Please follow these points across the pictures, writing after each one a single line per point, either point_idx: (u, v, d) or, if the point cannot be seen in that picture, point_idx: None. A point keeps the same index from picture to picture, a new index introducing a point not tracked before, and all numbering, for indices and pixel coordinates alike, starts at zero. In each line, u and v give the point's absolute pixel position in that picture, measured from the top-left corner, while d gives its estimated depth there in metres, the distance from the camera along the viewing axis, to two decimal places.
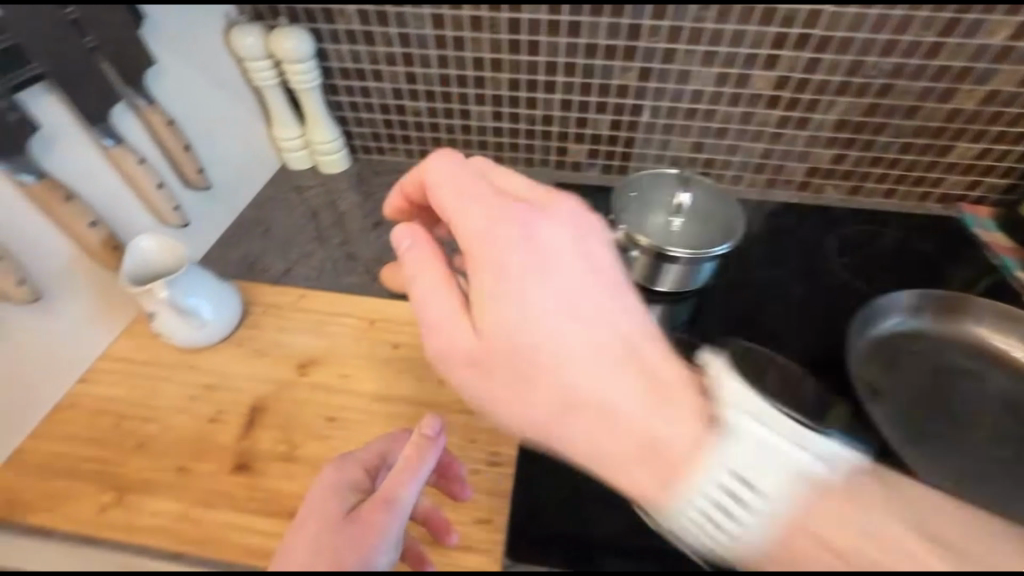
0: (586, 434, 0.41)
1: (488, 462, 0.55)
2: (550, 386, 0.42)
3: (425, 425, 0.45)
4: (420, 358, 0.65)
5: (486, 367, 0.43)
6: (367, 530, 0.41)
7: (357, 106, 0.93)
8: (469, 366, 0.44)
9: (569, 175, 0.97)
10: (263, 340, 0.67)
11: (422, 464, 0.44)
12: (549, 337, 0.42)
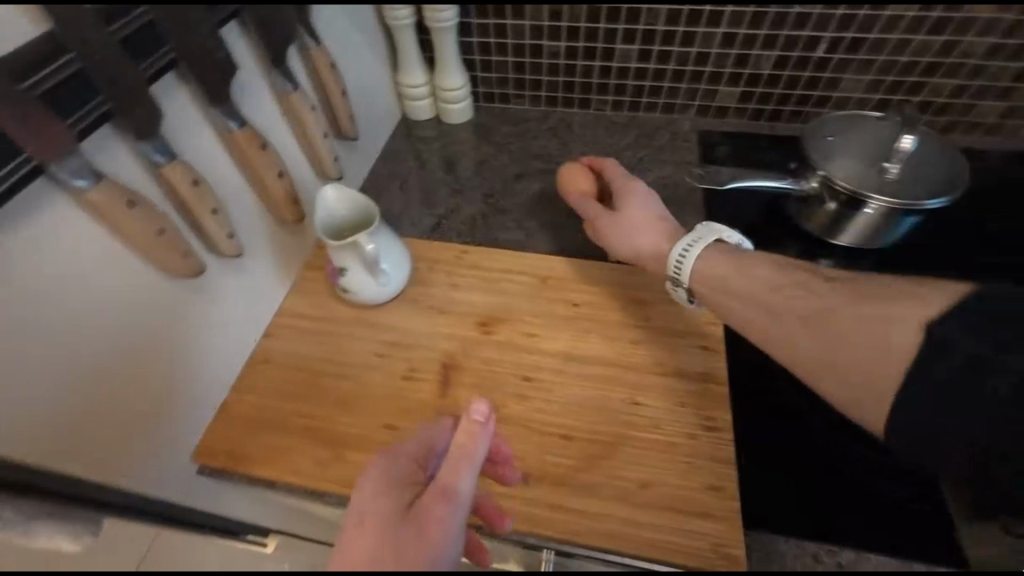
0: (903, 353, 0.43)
1: (705, 427, 0.52)
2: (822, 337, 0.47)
3: (472, 411, 0.38)
4: (605, 317, 0.62)
5: (743, 274, 0.53)
6: (426, 527, 0.31)
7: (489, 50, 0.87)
8: (750, 283, 0.52)
9: (712, 122, 0.88)
10: (435, 297, 0.65)
11: (473, 453, 0.36)
12: (806, 312, 0.49)
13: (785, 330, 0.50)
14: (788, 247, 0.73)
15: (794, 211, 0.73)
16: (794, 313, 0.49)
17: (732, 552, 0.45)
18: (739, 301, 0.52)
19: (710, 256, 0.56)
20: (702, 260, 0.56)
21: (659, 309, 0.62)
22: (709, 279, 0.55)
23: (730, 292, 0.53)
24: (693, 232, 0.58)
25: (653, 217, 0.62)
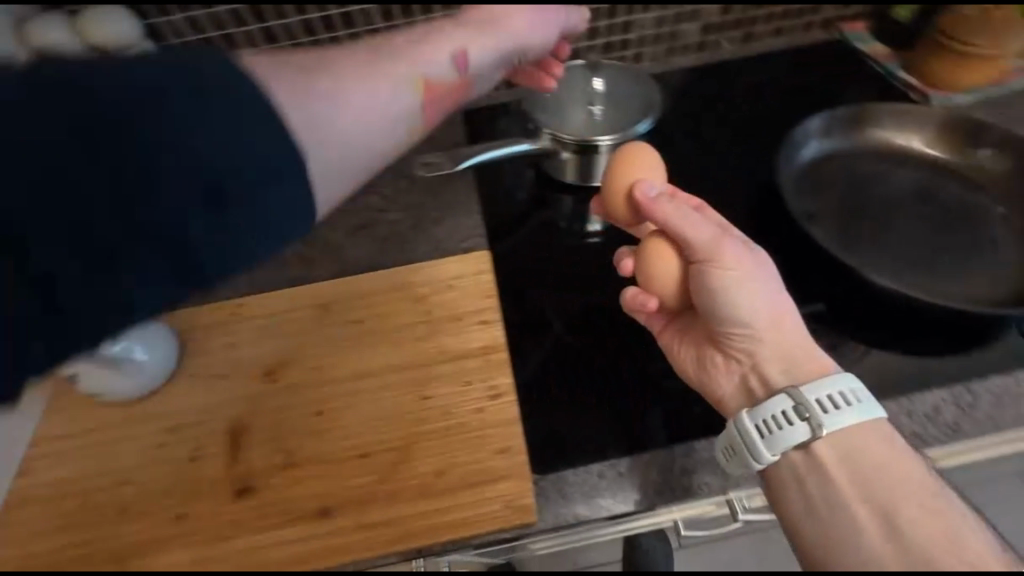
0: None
1: (490, 397, 0.55)
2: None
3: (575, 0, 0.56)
4: (390, 324, 0.62)
5: (857, 462, 0.44)
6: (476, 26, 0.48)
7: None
8: (860, 457, 0.44)
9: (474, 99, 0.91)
10: (216, 362, 0.61)
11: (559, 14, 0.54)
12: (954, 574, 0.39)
13: (879, 547, 0.41)
14: (558, 199, 0.79)
15: (552, 172, 0.78)
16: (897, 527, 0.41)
17: (522, 502, 0.48)
18: (861, 501, 0.43)
19: (912, 471, 0.44)
20: (824, 441, 0.45)
21: (439, 300, 0.64)
22: (835, 446, 0.45)
23: (849, 459, 0.44)
24: (834, 386, 0.46)
25: (773, 309, 0.50)
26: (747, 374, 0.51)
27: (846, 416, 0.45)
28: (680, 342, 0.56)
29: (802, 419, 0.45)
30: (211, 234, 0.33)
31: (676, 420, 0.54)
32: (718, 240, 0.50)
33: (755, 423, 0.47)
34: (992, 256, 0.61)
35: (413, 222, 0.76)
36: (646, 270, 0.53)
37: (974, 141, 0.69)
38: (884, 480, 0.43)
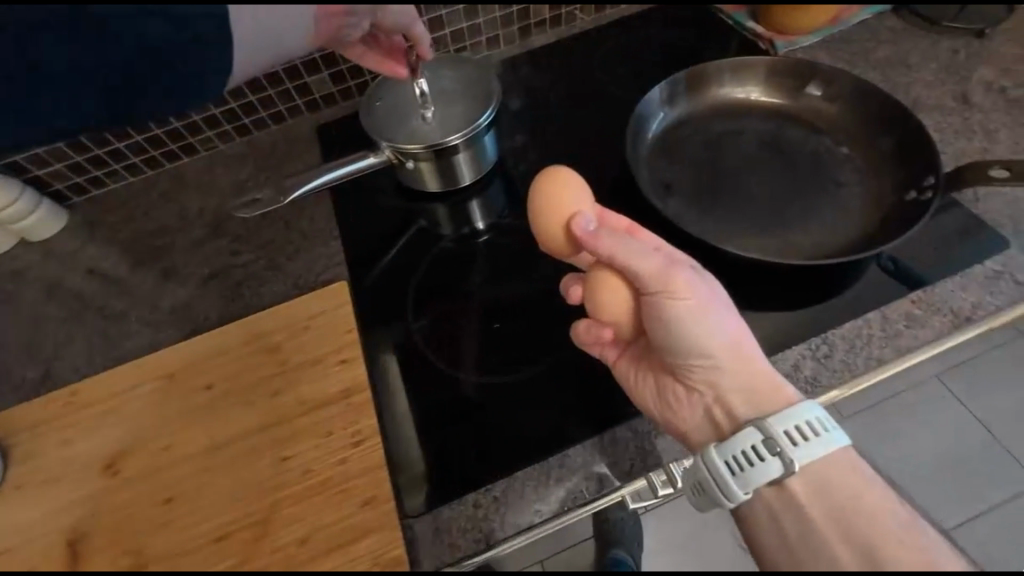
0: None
1: (352, 444, 0.51)
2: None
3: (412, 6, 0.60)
4: (241, 383, 0.57)
5: (837, 499, 0.42)
6: None
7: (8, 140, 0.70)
8: (838, 491, 0.42)
9: (327, 113, 0.85)
10: (47, 465, 0.54)
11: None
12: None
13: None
14: (427, 208, 0.75)
15: (414, 184, 0.74)
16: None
17: (392, 554, 0.46)
18: (839, 536, 0.41)
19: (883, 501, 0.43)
20: (796, 475, 0.43)
21: (293, 346, 0.59)
22: (809, 477, 0.43)
23: (826, 496, 0.43)
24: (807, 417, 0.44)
25: (730, 338, 0.48)
26: (711, 405, 0.50)
27: (813, 445, 0.43)
28: (635, 371, 0.53)
29: (775, 453, 0.43)
30: (131, 98, 0.43)
31: (548, 431, 0.53)
32: (668, 268, 0.47)
33: (727, 463, 0.44)
34: (835, 203, 0.63)
35: (268, 260, 0.70)
36: (596, 302, 0.51)
37: (808, 86, 0.70)
38: (873, 522, 0.41)
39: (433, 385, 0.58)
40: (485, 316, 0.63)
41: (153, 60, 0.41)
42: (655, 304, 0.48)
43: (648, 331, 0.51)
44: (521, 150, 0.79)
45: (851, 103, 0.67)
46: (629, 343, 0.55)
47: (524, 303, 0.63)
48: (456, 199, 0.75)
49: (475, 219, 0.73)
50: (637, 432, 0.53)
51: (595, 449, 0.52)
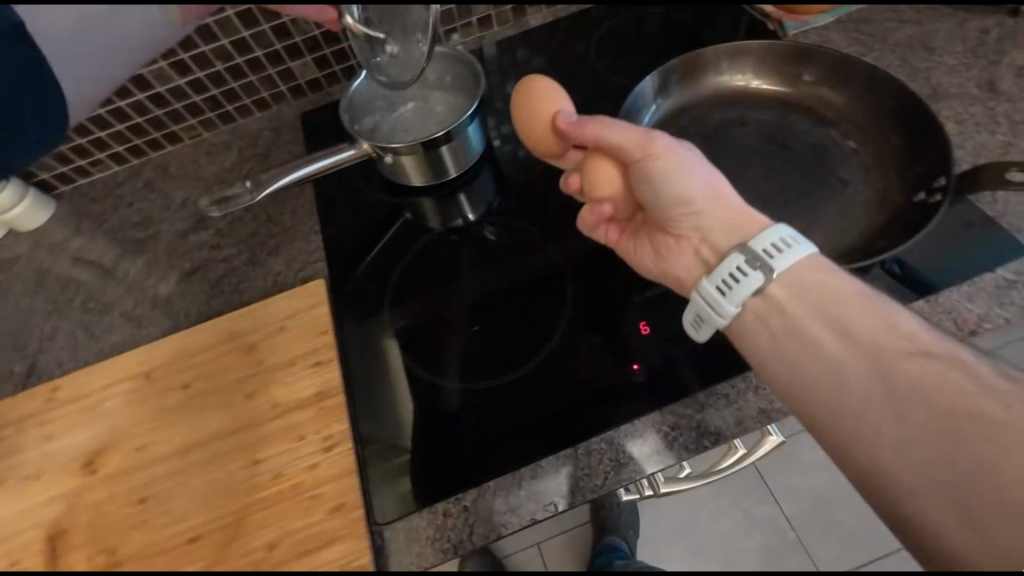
0: (983, 470, 0.39)
1: (323, 449, 0.51)
2: (893, 387, 0.42)
3: None
4: (217, 382, 0.56)
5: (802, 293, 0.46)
6: None
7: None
8: (801, 287, 0.47)
9: (313, 99, 0.83)
10: (27, 461, 0.54)
11: None
12: (907, 358, 0.43)
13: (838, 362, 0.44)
14: (412, 201, 0.72)
15: (395, 177, 0.71)
16: (856, 339, 0.44)
17: (357, 564, 0.46)
18: (815, 324, 0.45)
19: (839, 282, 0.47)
20: (774, 284, 0.47)
21: (269, 346, 0.58)
22: (781, 284, 0.47)
23: (793, 294, 0.46)
24: (774, 236, 0.48)
25: (709, 184, 0.51)
26: (699, 249, 0.51)
27: (785, 256, 0.47)
28: (635, 241, 0.57)
29: (756, 266, 0.47)
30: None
31: (522, 439, 0.52)
32: (648, 135, 0.52)
33: (715, 286, 0.48)
34: (839, 203, 0.59)
35: (249, 255, 0.69)
36: (591, 180, 0.56)
37: (815, 74, 0.65)
38: (846, 294, 0.46)
39: (411, 386, 0.56)
40: (465, 317, 0.61)
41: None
42: (642, 168, 0.52)
43: (639, 192, 0.55)
44: (509, 140, 0.76)
45: (862, 92, 0.63)
46: (629, 220, 0.58)
47: (511, 299, 0.61)
48: (441, 193, 0.72)
49: (462, 211, 0.71)
50: (613, 444, 0.51)
51: (570, 460, 0.50)
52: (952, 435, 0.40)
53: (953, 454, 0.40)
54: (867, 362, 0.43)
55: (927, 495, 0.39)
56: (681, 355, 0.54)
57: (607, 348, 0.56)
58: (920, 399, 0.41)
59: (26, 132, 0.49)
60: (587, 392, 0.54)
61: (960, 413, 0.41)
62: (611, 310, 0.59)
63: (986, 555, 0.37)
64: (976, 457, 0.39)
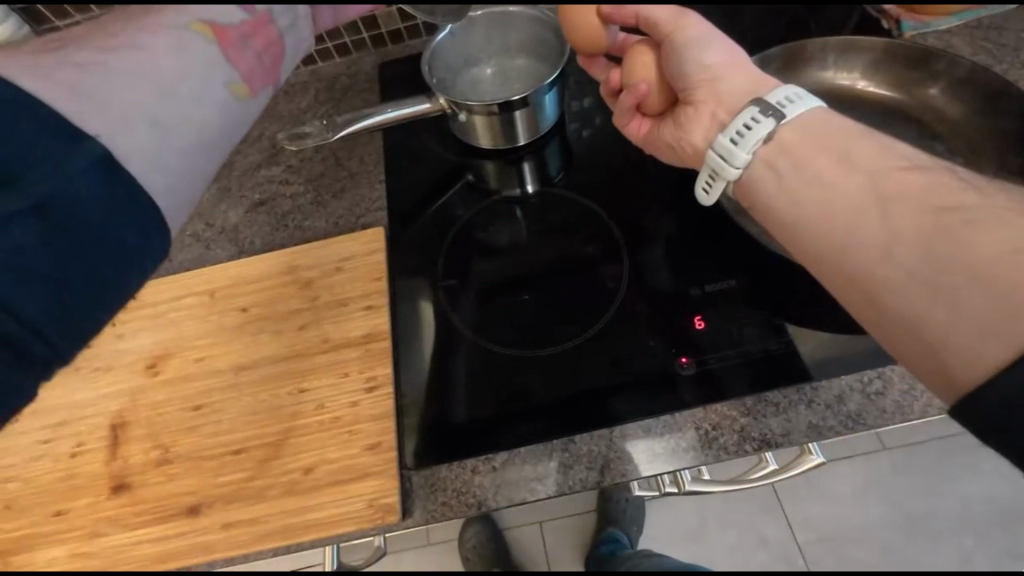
0: (983, 255, 0.35)
1: (366, 389, 0.53)
2: (889, 200, 0.38)
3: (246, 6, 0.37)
4: (274, 311, 0.59)
5: (817, 138, 0.42)
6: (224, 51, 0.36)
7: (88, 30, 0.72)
8: (814, 131, 0.43)
9: (393, 50, 0.83)
10: (99, 354, 0.59)
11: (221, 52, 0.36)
12: (916, 194, 0.38)
13: (846, 196, 0.40)
14: (476, 163, 0.72)
15: (461, 134, 0.70)
16: (850, 157, 0.41)
17: (386, 501, 0.48)
18: (823, 157, 0.42)
19: (856, 133, 0.43)
20: (786, 128, 0.43)
21: (325, 284, 0.60)
22: (795, 127, 0.43)
23: (808, 135, 0.42)
24: (788, 91, 0.44)
25: (727, 56, 0.50)
26: (717, 111, 0.49)
27: (799, 105, 0.44)
28: (659, 125, 0.55)
29: (769, 114, 0.43)
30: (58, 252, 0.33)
31: (557, 412, 0.52)
32: (680, 12, 0.51)
33: (730, 138, 0.44)
34: None
35: (315, 195, 0.71)
36: (628, 66, 0.54)
37: (930, 82, 0.59)
38: (839, 119, 0.44)
39: (452, 342, 0.58)
40: (516, 284, 0.61)
41: (21, 175, 0.31)
42: (667, 36, 0.51)
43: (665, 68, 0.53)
44: (581, 114, 0.75)
45: (983, 106, 0.57)
46: (664, 113, 0.55)
47: (563, 273, 0.61)
48: (507, 159, 0.72)
49: (524, 181, 0.70)
50: (648, 432, 0.50)
51: (603, 442, 0.50)
52: (940, 227, 0.36)
53: (948, 251, 0.36)
54: (863, 176, 0.40)
55: (914, 294, 0.36)
56: (734, 356, 0.52)
57: (657, 336, 0.55)
58: (915, 206, 0.38)
59: (113, 265, 0.34)
60: (630, 376, 0.53)
61: (933, 188, 0.38)
62: (665, 300, 0.57)
63: (968, 352, 0.34)
64: (970, 249, 0.35)
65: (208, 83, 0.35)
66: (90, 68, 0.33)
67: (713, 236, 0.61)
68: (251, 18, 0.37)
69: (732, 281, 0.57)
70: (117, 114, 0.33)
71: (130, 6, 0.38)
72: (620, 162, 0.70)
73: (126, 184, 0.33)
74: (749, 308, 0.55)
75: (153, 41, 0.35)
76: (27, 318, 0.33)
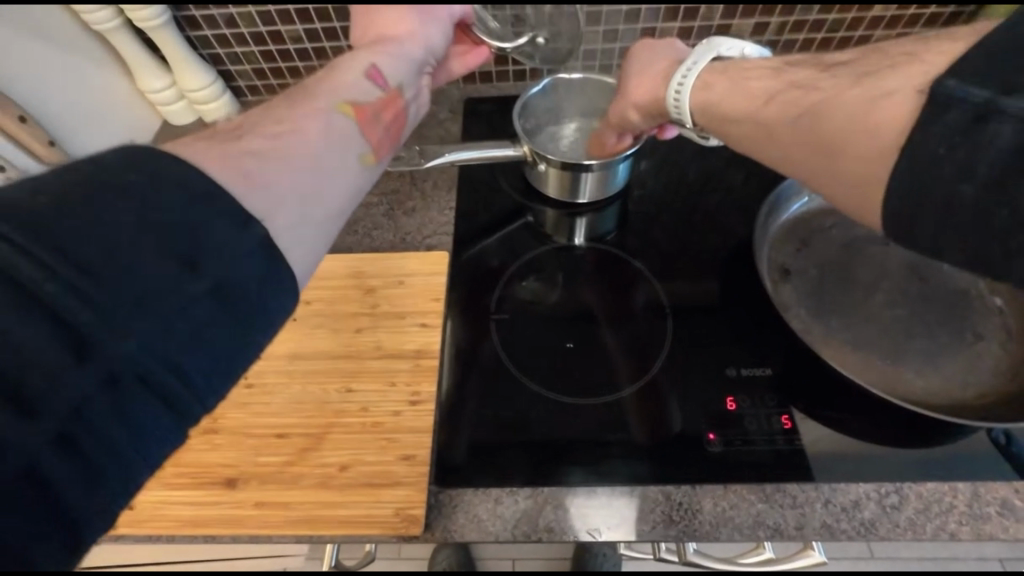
0: (843, 113, 0.40)
1: (409, 402, 0.56)
2: (770, 102, 0.49)
3: (380, 89, 0.50)
4: (335, 310, 0.63)
5: (708, 99, 0.55)
6: (367, 126, 0.48)
7: (216, 22, 0.79)
8: (708, 99, 0.55)
9: (480, 88, 0.89)
10: None
11: (370, 127, 0.48)
12: (789, 104, 0.46)
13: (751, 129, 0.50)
14: (537, 208, 0.77)
15: (535, 182, 0.76)
16: (733, 105, 0.52)
17: (412, 513, 0.51)
18: (721, 121, 0.54)
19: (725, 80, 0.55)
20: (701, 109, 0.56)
21: (387, 294, 0.64)
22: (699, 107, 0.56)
23: (703, 108, 0.56)
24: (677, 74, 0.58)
25: (650, 79, 0.62)
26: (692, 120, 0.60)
27: (693, 77, 0.57)
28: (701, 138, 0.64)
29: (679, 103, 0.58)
30: (215, 322, 0.34)
31: (583, 464, 0.54)
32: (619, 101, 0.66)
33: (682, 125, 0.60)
34: (966, 355, 0.60)
35: (387, 208, 0.75)
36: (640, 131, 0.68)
37: None
38: (725, 64, 0.57)
39: (492, 373, 0.61)
40: (561, 332, 0.64)
41: (198, 253, 0.33)
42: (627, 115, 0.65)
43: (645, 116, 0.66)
44: (638, 178, 0.80)
45: None
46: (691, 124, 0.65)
47: (614, 333, 0.64)
48: (569, 210, 0.76)
49: (579, 233, 0.75)
50: (670, 498, 0.52)
51: (627, 509, 0.52)
52: (811, 117, 0.43)
53: (819, 127, 0.42)
54: (741, 92, 0.52)
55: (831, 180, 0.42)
56: (764, 446, 0.55)
57: (690, 407, 0.58)
58: (787, 116, 0.46)
59: (244, 333, 0.35)
60: (663, 448, 0.55)
61: (795, 81, 0.48)
62: (702, 372, 0.60)
63: (864, 180, 0.39)
64: (828, 118, 0.41)
65: (347, 155, 0.45)
66: (258, 151, 0.40)
67: (754, 320, 0.64)
68: (384, 97, 0.50)
69: (767, 369, 0.60)
70: (277, 194, 0.38)
71: (270, 104, 0.46)
72: (677, 233, 0.73)
73: (280, 262, 0.37)
74: (780, 399, 0.58)
75: (308, 124, 0.44)
76: (172, 383, 0.32)
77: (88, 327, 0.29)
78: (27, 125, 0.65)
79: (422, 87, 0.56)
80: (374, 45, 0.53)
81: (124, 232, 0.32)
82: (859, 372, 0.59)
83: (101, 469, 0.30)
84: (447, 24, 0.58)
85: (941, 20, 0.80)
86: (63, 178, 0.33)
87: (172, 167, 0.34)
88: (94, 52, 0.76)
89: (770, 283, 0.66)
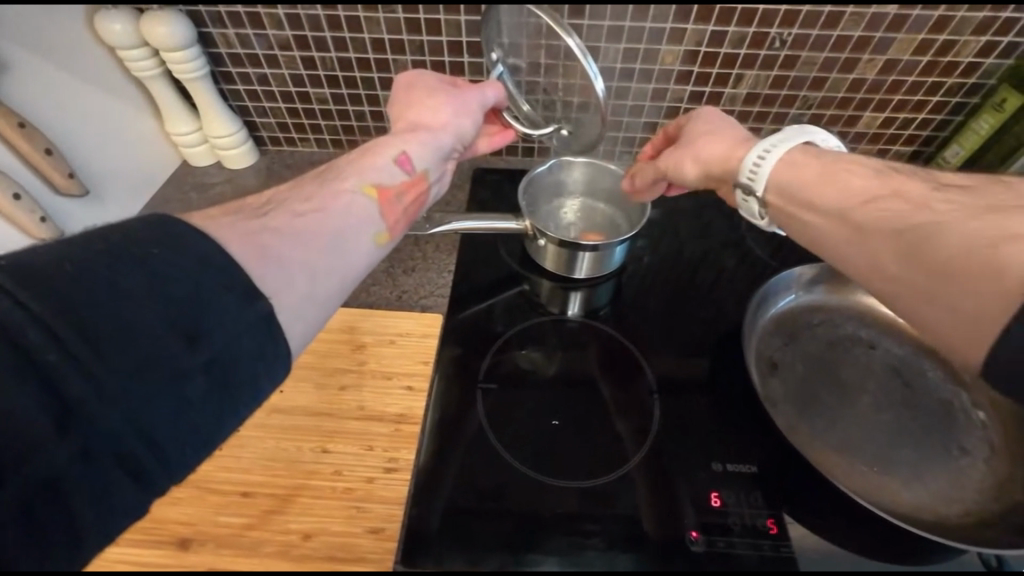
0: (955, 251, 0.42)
1: (384, 469, 0.55)
2: (832, 181, 0.51)
3: (406, 174, 0.53)
4: (322, 365, 0.62)
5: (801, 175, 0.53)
6: (388, 208, 0.50)
7: (250, 79, 0.84)
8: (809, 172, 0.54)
9: (490, 159, 0.94)
10: None
11: (393, 208, 0.51)
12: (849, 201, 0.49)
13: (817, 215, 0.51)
14: (534, 278, 0.79)
15: (533, 254, 0.78)
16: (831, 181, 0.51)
17: None
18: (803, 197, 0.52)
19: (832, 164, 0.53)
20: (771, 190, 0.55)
21: (376, 352, 0.63)
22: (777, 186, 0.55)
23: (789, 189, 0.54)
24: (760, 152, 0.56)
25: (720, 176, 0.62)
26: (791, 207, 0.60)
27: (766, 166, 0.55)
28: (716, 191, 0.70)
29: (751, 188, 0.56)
30: (204, 399, 0.35)
31: (559, 550, 0.52)
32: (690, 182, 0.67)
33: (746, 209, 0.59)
34: (953, 470, 0.59)
35: (388, 265, 0.76)
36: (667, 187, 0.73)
37: None
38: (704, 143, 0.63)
39: (475, 445, 0.59)
40: (550, 408, 0.63)
41: (201, 330, 0.34)
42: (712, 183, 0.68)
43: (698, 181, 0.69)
44: (633, 255, 0.82)
45: None
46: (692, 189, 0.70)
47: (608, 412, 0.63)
48: (565, 284, 0.78)
49: (572, 306, 0.76)
50: None
51: None
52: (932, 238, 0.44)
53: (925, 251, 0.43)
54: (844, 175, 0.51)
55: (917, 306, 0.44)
56: (749, 555, 0.52)
57: (677, 506, 0.56)
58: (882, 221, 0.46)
59: (227, 403, 0.36)
60: (645, 546, 0.53)
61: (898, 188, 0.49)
62: (687, 463, 0.59)
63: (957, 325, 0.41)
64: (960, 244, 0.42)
65: (363, 234, 0.47)
66: (278, 229, 0.41)
67: (741, 410, 0.63)
68: (408, 180, 0.53)
69: (751, 466, 0.59)
70: (287, 271, 0.40)
71: (299, 180, 0.49)
72: (671, 314, 0.74)
73: (277, 335, 0.37)
74: (767, 501, 0.56)
75: (331, 204, 0.46)
76: (145, 456, 0.32)
77: (79, 399, 0.30)
78: (51, 158, 0.67)
79: (445, 169, 0.60)
80: (407, 133, 0.57)
81: (134, 303, 0.33)
82: (844, 480, 0.58)
83: (56, 538, 0.30)
84: (480, 115, 0.62)
85: (919, 139, 0.86)
86: (91, 244, 0.34)
87: (189, 241, 0.36)
88: (129, 96, 0.80)
89: (757, 375, 0.66)
